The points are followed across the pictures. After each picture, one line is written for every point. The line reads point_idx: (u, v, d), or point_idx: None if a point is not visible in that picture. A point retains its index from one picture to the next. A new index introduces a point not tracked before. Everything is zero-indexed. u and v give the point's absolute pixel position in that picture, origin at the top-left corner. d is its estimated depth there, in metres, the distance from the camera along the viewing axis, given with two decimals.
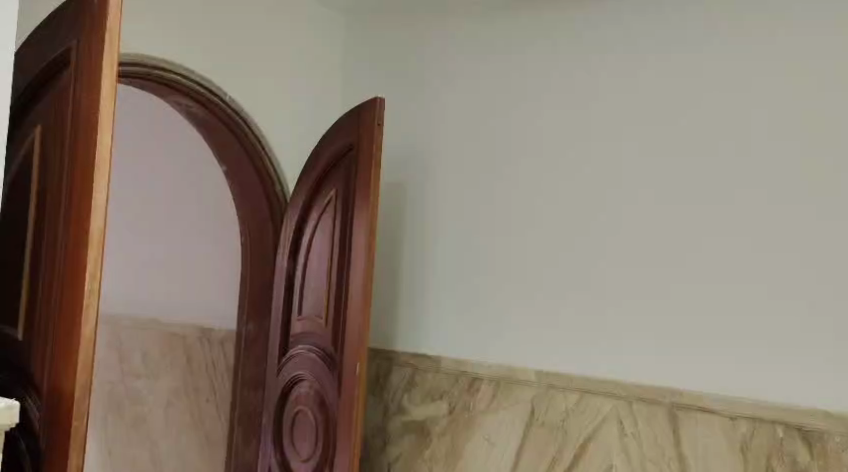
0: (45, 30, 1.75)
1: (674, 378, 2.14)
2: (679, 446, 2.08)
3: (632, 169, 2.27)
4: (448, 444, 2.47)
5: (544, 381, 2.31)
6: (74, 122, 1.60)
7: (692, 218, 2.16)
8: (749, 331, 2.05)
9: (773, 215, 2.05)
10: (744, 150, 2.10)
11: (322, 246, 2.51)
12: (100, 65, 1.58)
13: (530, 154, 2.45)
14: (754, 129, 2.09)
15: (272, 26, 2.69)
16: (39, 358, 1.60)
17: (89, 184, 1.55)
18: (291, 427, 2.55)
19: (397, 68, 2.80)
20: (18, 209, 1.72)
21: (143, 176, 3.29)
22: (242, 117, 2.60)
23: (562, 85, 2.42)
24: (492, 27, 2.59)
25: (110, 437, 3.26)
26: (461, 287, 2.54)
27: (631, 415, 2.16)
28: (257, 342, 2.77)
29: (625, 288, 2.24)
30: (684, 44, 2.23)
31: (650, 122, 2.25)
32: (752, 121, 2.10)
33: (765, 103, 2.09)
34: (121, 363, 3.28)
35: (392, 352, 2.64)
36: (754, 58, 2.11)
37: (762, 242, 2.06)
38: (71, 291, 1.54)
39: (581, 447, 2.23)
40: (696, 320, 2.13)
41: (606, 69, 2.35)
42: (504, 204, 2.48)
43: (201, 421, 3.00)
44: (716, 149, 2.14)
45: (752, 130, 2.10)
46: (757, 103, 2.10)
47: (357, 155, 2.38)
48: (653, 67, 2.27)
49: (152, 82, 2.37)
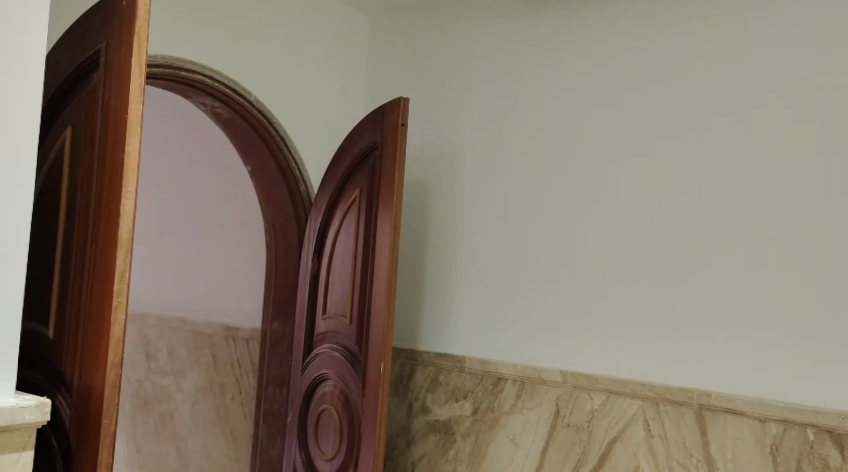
0: (76, 31, 1.77)
1: (700, 379, 2.13)
2: (707, 448, 2.06)
3: (656, 166, 2.26)
4: (472, 444, 2.47)
5: (569, 382, 2.30)
6: (104, 123, 1.62)
7: (718, 218, 2.14)
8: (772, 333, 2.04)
9: (798, 217, 2.04)
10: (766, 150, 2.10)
11: (346, 246, 2.52)
12: (129, 65, 1.59)
13: (552, 153, 2.45)
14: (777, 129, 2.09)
15: (295, 26, 2.71)
16: (70, 356, 1.62)
17: (119, 184, 1.57)
18: (316, 425, 2.56)
19: (419, 67, 2.80)
20: (49, 210, 1.74)
21: (168, 176, 3.33)
22: (268, 117, 2.62)
23: (583, 85, 2.42)
24: (514, 25, 2.59)
25: (137, 434, 3.29)
26: (486, 286, 2.53)
27: (658, 417, 2.15)
28: (282, 342, 2.79)
29: (647, 289, 2.24)
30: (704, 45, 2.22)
31: (676, 119, 2.24)
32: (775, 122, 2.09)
33: (787, 104, 2.08)
34: (148, 361, 3.31)
35: (416, 352, 2.64)
36: (775, 59, 2.11)
37: (786, 243, 2.05)
38: (102, 290, 1.56)
39: (607, 448, 2.22)
40: (718, 321, 2.12)
41: (627, 69, 2.34)
42: (527, 204, 2.48)
43: (226, 419, 3.01)
44: (740, 149, 2.13)
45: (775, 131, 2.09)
46: (779, 103, 2.09)
47: (381, 154, 2.39)
48: (674, 67, 2.26)
49: (179, 84, 2.39)
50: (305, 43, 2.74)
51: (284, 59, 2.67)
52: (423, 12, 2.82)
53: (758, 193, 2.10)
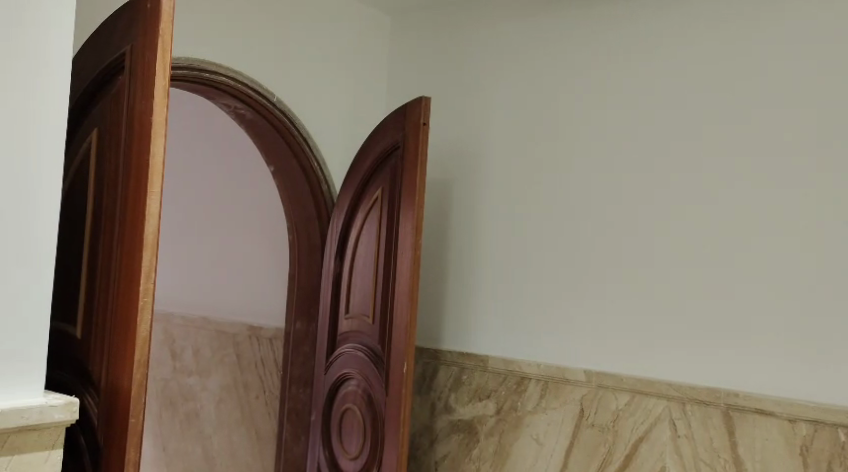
0: (101, 34, 1.79)
1: (730, 378, 2.10)
2: (735, 448, 2.04)
3: (681, 165, 2.24)
4: (495, 444, 2.46)
5: (593, 381, 2.29)
6: (129, 125, 1.64)
7: (743, 217, 2.13)
8: (795, 333, 2.03)
9: (823, 215, 2.02)
10: (789, 150, 2.08)
11: (368, 246, 2.52)
12: (153, 68, 1.60)
13: (575, 153, 2.44)
14: (800, 128, 2.07)
15: (317, 28, 2.72)
16: (97, 356, 1.63)
17: (144, 186, 1.58)
18: (339, 424, 2.57)
19: (440, 66, 2.80)
20: (76, 211, 1.76)
21: (191, 177, 3.35)
22: (289, 117, 2.62)
23: (606, 84, 2.40)
24: (535, 23, 2.58)
25: (163, 433, 3.32)
26: (508, 286, 2.53)
27: (684, 417, 2.13)
28: (305, 341, 2.80)
29: (669, 289, 2.22)
30: (725, 44, 2.20)
31: (700, 117, 2.22)
32: (798, 120, 2.08)
33: (810, 103, 2.07)
34: (173, 361, 3.33)
35: (439, 351, 2.64)
36: (796, 58, 2.10)
37: (810, 242, 2.03)
38: (128, 291, 1.57)
39: (632, 448, 2.20)
40: (742, 322, 2.10)
41: (648, 70, 2.33)
42: (550, 203, 2.47)
43: (251, 417, 3.03)
44: (763, 149, 2.12)
45: (797, 130, 2.08)
46: (800, 102, 2.08)
47: (403, 154, 2.38)
48: (695, 66, 2.25)
49: (202, 86, 2.40)
50: (327, 45, 2.75)
51: (308, 61, 2.69)
52: (444, 12, 2.82)
53: (784, 192, 2.08)
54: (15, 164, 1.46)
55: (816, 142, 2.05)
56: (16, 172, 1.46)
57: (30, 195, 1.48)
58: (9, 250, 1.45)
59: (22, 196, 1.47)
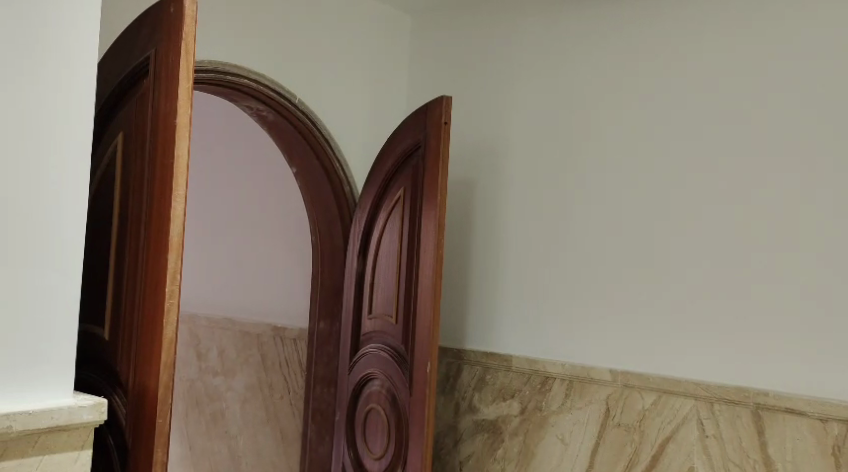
0: (126, 38, 1.80)
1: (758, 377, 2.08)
2: (764, 448, 2.02)
3: (706, 163, 2.22)
4: (520, 444, 2.45)
5: (618, 381, 2.28)
6: (154, 128, 1.65)
7: (763, 216, 2.12)
8: (807, 334, 2.03)
9: (839, 214, 2.01)
10: (800, 150, 2.08)
11: (391, 246, 2.52)
12: (177, 70, 1.61)
13: (598, 151, 2.42)
14: (813, 127, 2.07)
15: (338, 29, 2.73)
16: (125, 357, 1.65)
17: (169, 188, 1.59)
18: (364, 424, 2.57)
19: (462, 65, 2.80)
20: (103, 213, 1.77)
21: (215, 179, 3.37)
22: (311, 118, 2.63)
23: (625, 83, 2.40)
24: (557, 21, 2.57)
25: (189, 433, 3.34)
26: (532, 285, 2.52)
27: (712, 417, 2.11)
28: (329, 341, 2.81)
29: (690, 288, 2.21)
30: (742, 42, 2.20)
31: (726, 115, 2.20)
32: (811, 120, 2.07)
33: (823, 102, 2.06)
34: (199, 361, 3.35)
35: (463, 351, 2.63)
36: (811, 56, 2.09)
37: (826, 241, 2.02)
38: (154, 293, 1.58)
39: (659, 449, 2.19)
40: (760, 321, 2.10)
41: (666, 68, 2.32)
42: (573, 201, 2.46)
43: (275, 417, 3.04)
44: (778, 148, 2.11)
45: (811, 129, 2.07)
46: (814, 101, 2.07)
47: (425, 153, 2.38)
48: (711, 65, 2.24)
49: (224, 88, 2.42)
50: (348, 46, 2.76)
51: (329, 62, 2.69)
52: (464, 11, 2.82)
53: (811, 189, 2.06)
54: (43, 165, 1.47)
55: (831, 141, 2.04)
56: (43, 173, 1.47)
57: (57, 195, 1.49)
58: (38, 250, 1.46)
59: (49, 197, 1.48)
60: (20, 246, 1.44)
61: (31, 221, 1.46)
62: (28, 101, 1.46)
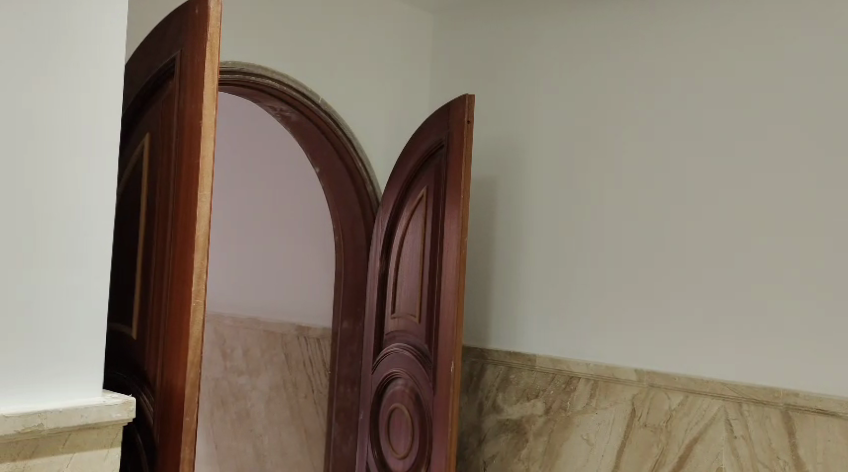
0: (152, 39, 1.82)
1: (768, 374, 2.08)
2: (795, 449, 1.99)
3: (730, 160, 2.19)
4: (545, 444, 2.45)
5: (644, 381, 2.26)
6: (180, 128, 1.66)
7: (767, 216, 2.12)
8: (807, 334, 2.03)
9: (842, 214, 2.01)
10: (799, 151, 2.08)
11: (414, 245, 2.52)
12: (203, 71, 1.62)
13: (621, 150, 2.41)
14: (813, 128, 2.07)
15: (343, 30, 2.68)
16: (152, 356, 1.66)
17: (195, 188, 1.59)
18: (388, 423, 2.57)
19: (482, 64, 2.80)
20: (130, 214, 1.79)
21: (238, 179, 3.39)
22: (334, 118, 2.64)
23: (630, 84, 2.42)
24: (578, 19, 2.56)
25: (216, 431, 3.36)
26: (555, 284, 2.51)
27: (741, 417, 2.08)
28: (353, 340, 2.82)
29: (710, 287, 2.20)
30: (747, 43, 2.20)
31: (750, 112, 2.18)
32: (809, 122, 2.08)
33: (823, 103, 2.06)
34: (225, 360, 3.37)
35: (486, 351, 2.63)
36: (810, 59, 2.09)
37: (840, 240, 2.01)
38: (180, 292, 1.59)
39: (686, 449, 2.17)
40: (763, 320, 2.10)
41: (675, 68, 2.33)
42: (596, 200, 2.44)
43: (300, 416, 3.05)
44: (780, 149, 2.12)
45: (815, 129, 2.07)
46: (814, 102, 2.08)
47: (448, 152, 2.37)
48: (715, 65, 2.25)
49: (249, 89, 2.43)
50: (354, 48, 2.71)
51: (331, 61, 2.63)
52: (485, 10, 2.82)
53: (835, 186, 2.02)
54: (73, 165, 1.47)
55: (831, 142, 2.04)
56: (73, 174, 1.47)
57: (87, 195, 1.48)
58: (67, 251, 1.46)
59: (80, 197, 1.48)
60: (49, 246, 1.44)
61: (60, 221, 1.45)
62: (58, 101, 1.46)
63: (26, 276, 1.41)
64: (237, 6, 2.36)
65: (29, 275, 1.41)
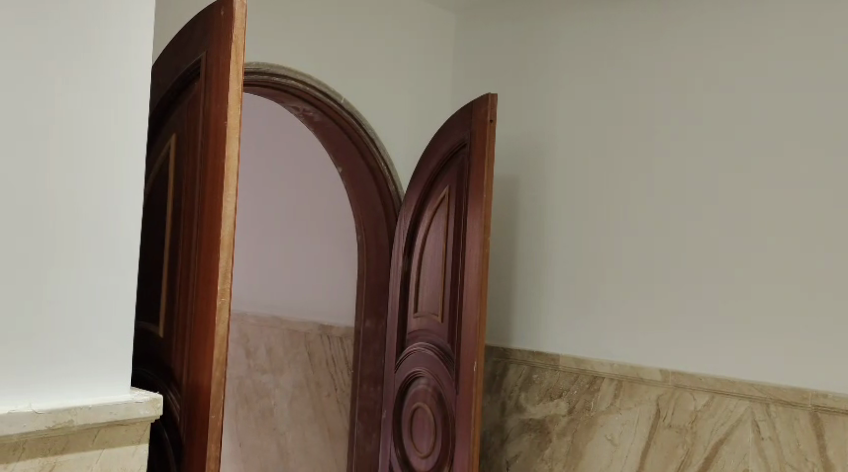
0: (178, 41, 1.83)
1: (783, 374, 2.08)
2: (824, 451, 1.97)
3: (756, 159, 2.17)
4: (569, 444, 2.44)
5: (669, 381, 2.25)
6: (205, 129, 1.67)
7: (772, 216, 2.14)
8: (814, 335, 2.04)
9: None
10: (800, 152, 2.10)
11: (437, 244, 2.52)
12: (228, 72, 1.63)
13: (645, 148, 2.40)
14: (823, 127, 2.07)
15: (342, 31, 2.60)
16: (178, 354, 1.67)
17: (220, 188, 1.60)
18: (411, 422, 2.58)
19: (504, 63, 2.80)
20: (156, 214, 1.81)
21: (262, 179, 3.41)
22: (356, 117, 2.65)
23: (644, 83, 2.42)
24: (601, 17, 2.55)
25: (240, 430, 3.38)
26: (579, 284, 2.50)
27: (768, 419, 2.07)
28: (375, 339, 2.82)
29: (735, 286, 2.18)
30: (751, 43, 2.22)
31: (777, 109, 2.15)
32: (809, 122, 2.10)
33: (824, 103, 2.08)
34: (249, 359, 3.40)
35: (509, 350, 2.63)
36: (810, 59, 2.11)
37: None
38: (206, 291, 1.61)
39: (712, 450, 2.15)
40: (778, 320, 2.10)
41: (684, 68, 2.34)
42: (621, 200, 2.43)
43: (323, 414, 3.06)
44: (787, 149, 2.13)
45: (840, 127, 2.05)
46: (832, 99, 2.07)
47: (470, 152, 2.37)
48: (723, 67, 2.26)
49: (273, 90, 2.45)
50: (351, 47, 2.63)
51: (354, 61, 2.64)
52: (507, 8, 2.81)
53: None
54: (105, 165, 1.48)
55: (830, 142, 2.06)
56: (105, 172, 1.48)
57: (115, 195, 1.49)
58: (98, 250, 1.47)
59: (111, 196, 1.48)
60: (82, 246, 1.45)
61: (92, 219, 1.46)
62: (92, 101, 1.46)
63: (59, 274, 1.42)
64: (262, 8, 2.37)
65: (60, 273, 1.42)
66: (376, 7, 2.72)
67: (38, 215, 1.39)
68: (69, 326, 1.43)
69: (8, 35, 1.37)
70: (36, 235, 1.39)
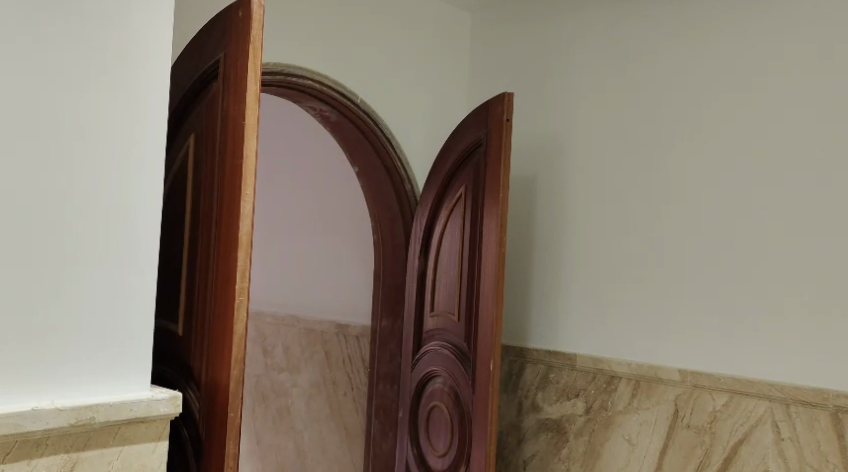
0: (197, 43, 1.84)
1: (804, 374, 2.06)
2: (845, 452, 1.96)
3: (775, 158, 2.16)
4: (586, 444, 2.43)
5: (688, 381, 2.24)
6: (224, 129, 1.68)
7: (783, 216, 2.13)
8: (835, 335, 2.02)
9: None
10: (808, 152, 2.10)
11: (453, 244, 2.52)
12: (246, 73, 1.63)
13: (663, 147, 2.38)
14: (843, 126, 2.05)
15: (342, 31, 2.55)
16: (197, 353, 1.68)
17: (238, 187, 1.61)
18: (427, 421, 2.58)
19: (521, 62, 2.79)
20: (175, 213, 1.82)
21: (278, 179, 3.42)
22: (372, 117, 2.65)
23: (658, 82, 2.42)
24: (618, 16, 2.54)
25: (258, 428, 3.40)
26: (597, 282, 2.49)
27: (788, 420, 2.05)
28: (392, 338, 2.83)
29: (755, 286, 2.17)
30: (761, 42, 2.22)
31: (797, 108, 2.13)
32: (817, 122, 2.10)
33: (828, 106, 2.08)
34: (266, 358, 3.41)
35: (526, 350, 2.63)
36: (820, 59, 2.11)
37: None
38: (224, 290, 1.61)
39: (732, 450, 2.14)
40: (797, 320, 2.08)
41: (695, 68, 2.34)
42: (638, 200, 2.42)
43: (339, 413, 3.07)
44: (808, 147, 2.11)
45: None
46: None
47: (486, 151, 2.36)
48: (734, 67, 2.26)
49: (290, 90, 2.45)
50: (351, 47, 2.58)
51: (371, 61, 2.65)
52: (523, 8, 2.81)
53: None
54: (110, 166, 1.47)
55: (837, 140, 2.06)
56: (108, 173, 1.46)
57: (134, 195, 1.49)
58: (105, 250, 1.46)
59: (117, 197, 1.47)
60: (87, 246, 1.44)
61: (97, 219, 1.45)
62: (97, 100, 1.45)
63: (60, 275, 1.41)
64: (279, 9, 2.38)
65: (63, 273, 1.41)
66: (376, 7, 2.67)
67: (43, 215, 1.39)
68: (78, 327, 1.43)
69: (8, 39, 1.36)
70: (39, 235, 1.38)
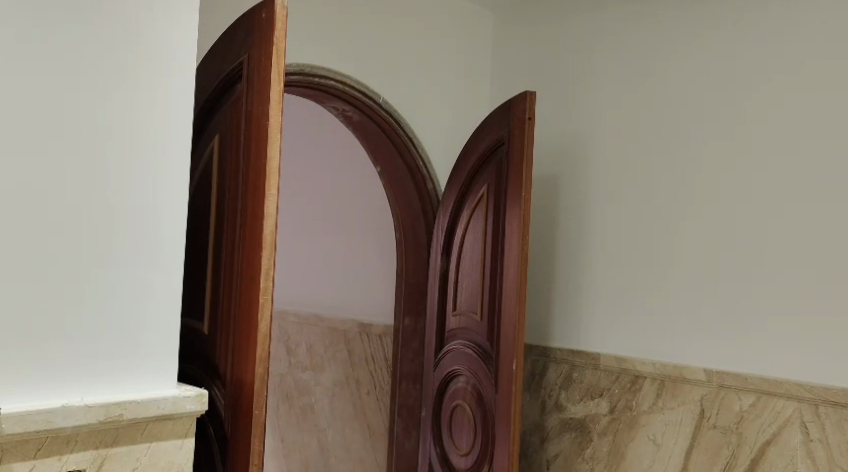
0: (222, 44, 1.85)
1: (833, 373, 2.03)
2: None
3: (799, 154, 2.14)
4: (609, 444, 2.42)
5: (714, 381, 2.22)
6: (248, 129, 1.68)
7: (795, 215, 2.13)
8: None
9: None
10: (824, 148, 2.10)
11: (475, 243, 2.52)
12: (269, 74, 1.64)
13: (686, 145, 2.36)
14: None
15: (341, 31, 2.48)
16: (222, 350, 1.69)
17: (262, 186, 1.61)
18: (450, 420, 2.58)
19: (542, 61, 2.79)
20: (201, 213, 1.83)
21: (301, 179, 3.43)
22: (394, 116, 2.65)
23: (671, 80, 2.42)
24: (638, 14, 2.53)
25: (282, 426, 3.41)
26: (620, 282, 2.48)
27: (817, 420, 2.02)
28: (415, 337, 2.83)
29: (780, 284, 2.14)
30: (775, 39, 2.21)
31: (821, 104, 2.11)
32: (834, 119, 2.08)
33: (835, 106, 2.09)
34: (290, 356, 3.42)
35: (549, 349, 2.62)
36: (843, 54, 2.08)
37: None
38: (249, 288, 1.62)
39: (759, 451, 2.12)
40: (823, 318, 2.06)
41: (704, 67, 2.35)
42: (662, 198, 2.40)
43: (362, 411, 3.07)
44: (833, 143, 2.08)
45: None
46: None
47: (509, 150, 2.36)
48: (747, 64, 2.26)
49: (314, 90, 2.46)
50: (350, 47, 2.51)
51: (391, 61, 2.65)
52: (543, 6, 2.80)
53: None
54: (127, 165, 1.47)
55: None
56: (115, 174, 1.45)
57: (155, 194, 1.50)
58: (115, 251, 1.45)
59: (126, 197, 1.47)
60: (100, 245, 1.44)
61: (108, 219, 1.44)
62: (113, 100, 1.45)
63: (72, 274, 1.40)
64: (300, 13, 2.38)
65: (67, 274, 1.40)
66: (376, 8, 2.60)
67: (48, 215, 1.38)
68: (79, 329, 1.41)
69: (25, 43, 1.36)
70: (48, 235, 1.38)
